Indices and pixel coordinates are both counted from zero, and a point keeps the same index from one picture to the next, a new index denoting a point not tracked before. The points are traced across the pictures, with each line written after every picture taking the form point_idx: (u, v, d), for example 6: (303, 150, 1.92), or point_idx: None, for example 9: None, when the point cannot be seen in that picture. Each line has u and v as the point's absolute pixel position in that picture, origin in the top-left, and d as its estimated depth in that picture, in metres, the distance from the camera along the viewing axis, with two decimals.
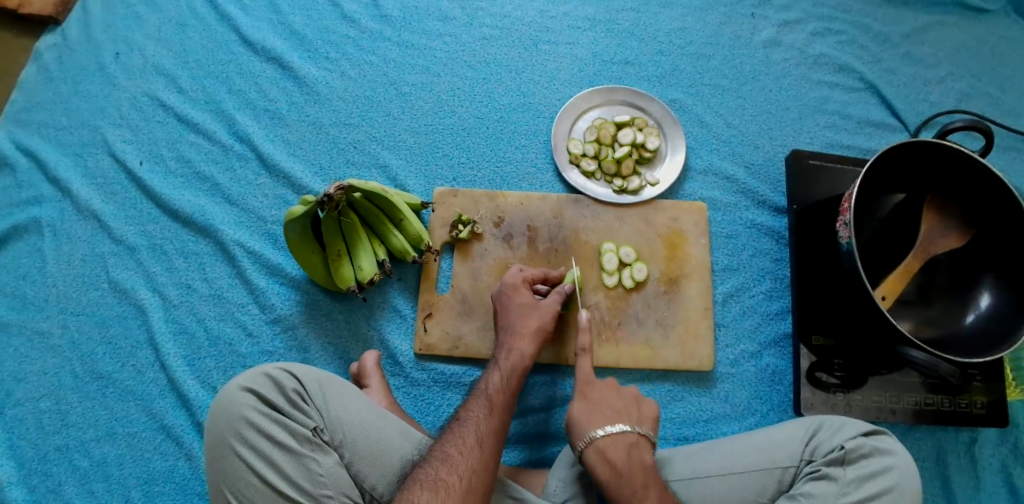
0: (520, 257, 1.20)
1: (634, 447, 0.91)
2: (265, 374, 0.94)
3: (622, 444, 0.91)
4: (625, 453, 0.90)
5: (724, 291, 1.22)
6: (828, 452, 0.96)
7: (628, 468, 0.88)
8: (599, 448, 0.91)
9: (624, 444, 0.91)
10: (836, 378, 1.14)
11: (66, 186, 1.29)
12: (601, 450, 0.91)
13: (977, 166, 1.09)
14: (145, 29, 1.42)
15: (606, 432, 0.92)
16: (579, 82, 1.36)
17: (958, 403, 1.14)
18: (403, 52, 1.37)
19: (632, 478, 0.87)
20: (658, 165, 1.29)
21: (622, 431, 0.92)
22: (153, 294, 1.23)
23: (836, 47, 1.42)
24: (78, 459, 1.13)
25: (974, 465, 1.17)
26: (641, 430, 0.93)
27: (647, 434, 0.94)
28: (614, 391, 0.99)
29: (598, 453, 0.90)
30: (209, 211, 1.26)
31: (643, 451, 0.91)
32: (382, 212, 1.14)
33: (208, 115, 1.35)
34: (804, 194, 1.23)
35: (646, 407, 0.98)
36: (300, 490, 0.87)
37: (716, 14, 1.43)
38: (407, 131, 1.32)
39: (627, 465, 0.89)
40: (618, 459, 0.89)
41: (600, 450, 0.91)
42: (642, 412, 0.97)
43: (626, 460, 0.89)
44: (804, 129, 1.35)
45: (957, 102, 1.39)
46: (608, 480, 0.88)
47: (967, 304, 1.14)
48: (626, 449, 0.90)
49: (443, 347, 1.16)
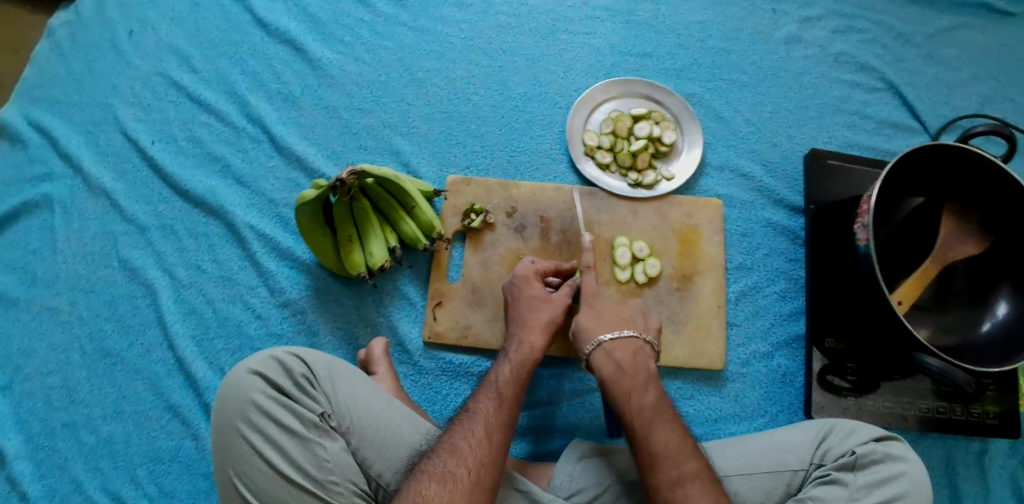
0: (532, 248, 1.19)
1: (639, 353, 0.98)
2: (274, 358, 0.93)
3: (628, 349, 0.98)
4: (631, 355, 0.97)
5: (737, 289, 1.21)
6: (838, 457, 0.95)
7: (631, 368, 0.96)
8: (606, 350, 0.98)
9: (629, 349, 0.97)
10: (848, 382, 1.13)
11: (79, 164, 1.29)
12: (607, 351, 0.98)
13: (999, 172, 1.06)
14: (160, 7, 1.41)
15: (613, 336, 0.98)
16: (596, 73, 1.35)
17: (970, 413, 1.13)
18: (418, 37, 1.36)
19: (635, 377, 0.94)
20: (674, 159, 1.27)
21: (628, 337, 0.99)
22: (163, 274, 1.22)
23: (858, 45, 1.40)
24: (84, 437, 1.13)
25: (983, 475, 1.16)
26: (646, 338, 1.00)
27: (652, 342, 1.01)
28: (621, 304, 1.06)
29: (605, 354, 0.97)
30: (221, 193, 1.26)
31: (647, 357, 0.97)
32: (394, 198, 1.13)
33: (221, 96, 1.34)
34: (821, 195, 1.22)
35: (650, 322, 1.04)
36: (306, 475, 0.87)
37: (737, 8, 1.41)
38: (421, 118, 1.30)
39: (631, 365, 0.96)
40: (624, 360, 0.96)
41: (607, 351, 0.98)
42: (648, 323, 1.04)
43: (631, 362, 0.96)
44: (823, 128, 1.33)
45: (980, 105, 1.37)
46: (612, 376, 0.95)
47: (983, 312, 1.12)
48: (632, 352, 0.97)
49: (452, 336, 1.15)
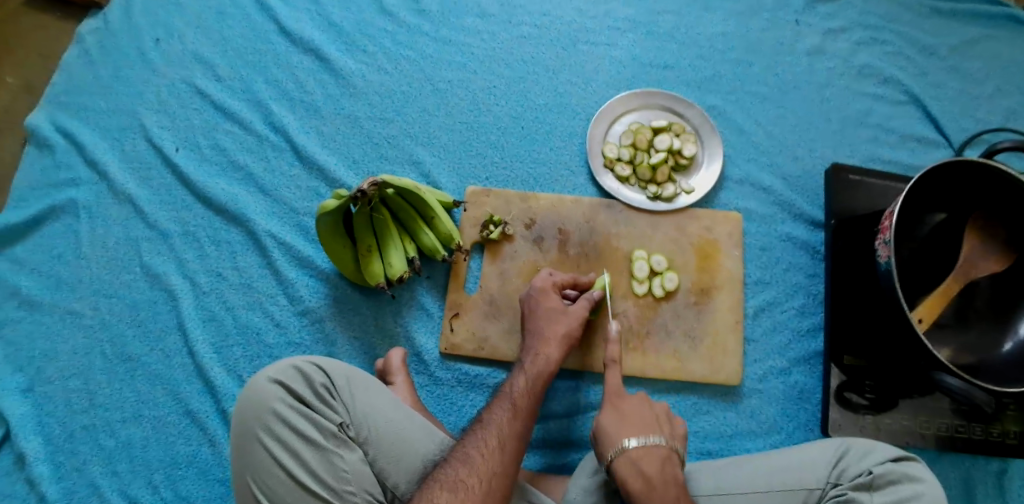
0: (550, 260, 1.19)
1: (666, 462, 0.89)
2: (293, 367, 0.94)
3: (655, 457, 0.89)
4: (660, 467, 0.88)
5: (755, 305, 1.20)
6: (854, 477, 0.95)
7: (661, 481, 0.87)
8: (631, 458, 0.89)
9: (657, 459, 0.89)
10: (865, 399, 1.12)
11: (102, 169, 1.30)
12: (632, 461, 0.89)
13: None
14: (185, 14, 1.42)
15: (640, 444, 0.90)
16: (617, 85, 1.34)
17: (990, 433, 1.11)
18: (440, 47, 1.36)
19: (665, 493, 0.86)
20: (694, 173, 1.27)
21: (655, 444, 0.90)
22: (185, 280, 1.24)
23: (882, 58, 1.38)
24: (105, 439, 1.15)
25: (1002, 496, 1.15)
26: (674, 444, 0.92)
27: (677, 448, 0.92)
28: (645, 404, 0.97)
29: (632, 466, 0.88)
30: (242, 200, 1.27)
31: (675, 467, 0.89)
32: (413, 209, 1.14)
33: (244, 104, 1.35)
34: (842, 209, 1.21)
35: (673, 424, 0.96)
36: (323, 485, 0.88)
37: (760, 20, 1.40)
38: (441, 128, 1.31)
39: (660, 478, 0.87)
40: (652, 472, 0.88)
41: (632, 461, 0.89)
42: (674, 426, 0.96)
43: (660, 476, 0.87)
44: (844, 142, 1.32)
45: (1005, 120, 1.35)
46: (641, 492, 0.86)
47: (1006, 330, 1.11)
48: (659, 463, 0.89)
49: (469, 347, 1.16)
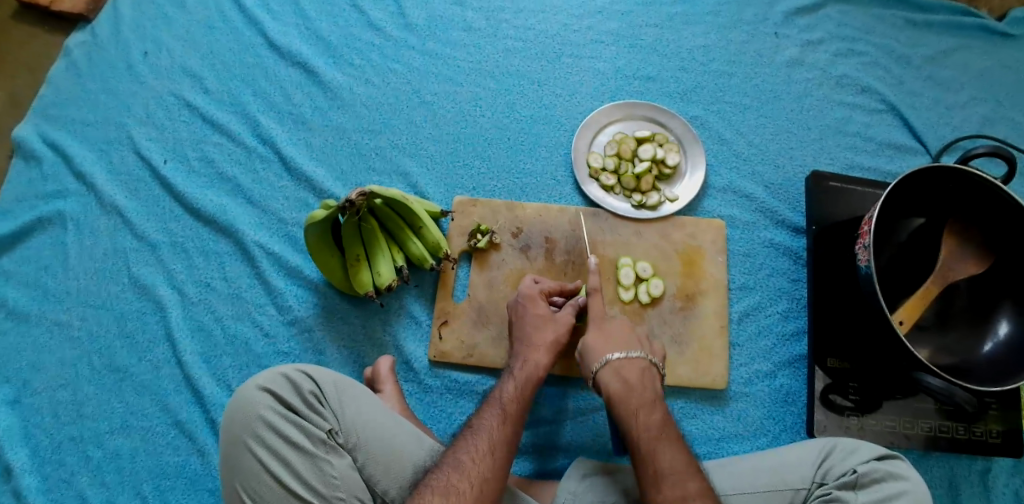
0: (537, 268, 1.20)
1: (646, 373, 0.99)
2: (283, 374, 0.95)
3: (636, 367, 0.98)
4: (639, 375, 0.97)
5: (740, 310, 1.22)
6: (839, 476, 0.96)
7: (639, 386, 0.96)
8: (614, 368, 0.98)
9: (637, 367, 0.98)
10: (850, 401, 1.13)
11: (91, 181, 1.31)
12: (615, 369, 0.98)
13: (999, 194, 1.09)
14: (174, 29, 1.44)
15: (621, 356, 0.99)
16: (601, 96, 1.37)
17: (973, 432, 1.14)
18: (427, 61, 1.39)
19: (642, 397, 0.95)
20: (677, 181, 1.29)
21: (636, 357, 1.00)
22: (173, 291, 1.24)
23: (858, 68, 1.42)
24: (91, 451, 1.15)
25: (987, 494, 1.16)
26: (652, 359, 1.01)
27: (658, 363, 1.02)
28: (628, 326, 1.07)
29: (613, 371, 0.98)
30: (231, 211, 1.28)
31: (654, 377, 0.98)
32: (401, 218, 1.15)
33: (233, 117, 1.37)
34: (824, 216, 1.23)
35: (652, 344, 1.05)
36: (313, 490, 0.88)
37: (739, 32, 1.43)
38: (429, 140, 1.33)
39: (639, 383, 0.96)
40: (632, 378, 0.97)
41: (614, 369, 0.98)
42: (653, 347, 1.06)
43: (639, 381, 0.97)
44: (824, 150, 1.35)
45: (981, 126, 1.38)
46: (618, 392, 0.96)
47: (985, 331, 1.13)
48: (639, 371, 0.98)
49: (457, 355, 1.16)
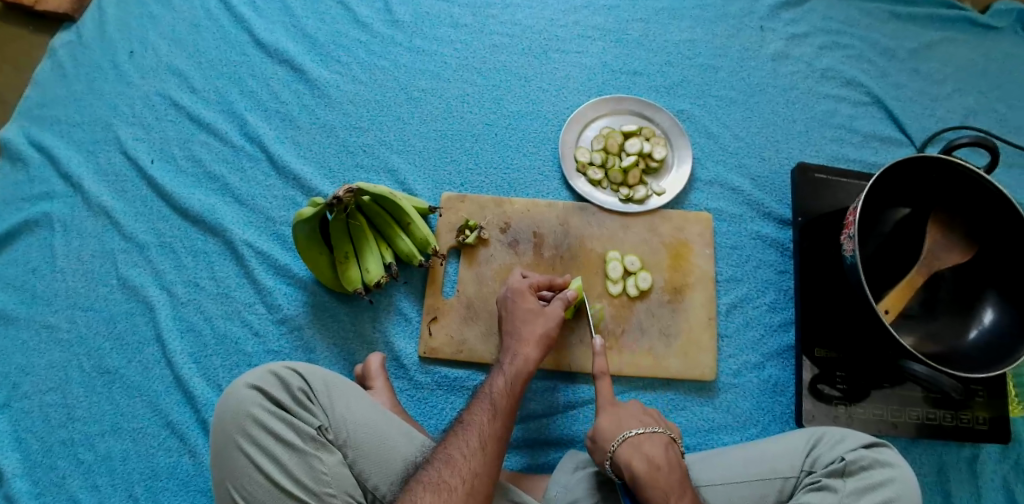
0: (526, 263, 1.21)
1: (668, 449, 0.93)
2: (272, 372, 0.95)
3: (656, 443, 0.93)
4: (664, 451, 0.92)
5: (728, 301, 1.23)
6: (827, 464, 0.97)
7: (665, 464, 0.90)
8: (634, 444, 0.92)
9: (658, 443, 0.93)
10: (838, 390, 1.14)
11: (78, 182, 1.31)
12: (636, 446, 0.92)
13: (982, 183, 1.10)
14: (160, 29, 1.44)
15: (642, 433, 0.94)
16: (588, 91, 1.37)
17: (960, 419, 1.15)
18: (413, 57, 1.39)
19: (669, 475, 0.89)
20: (665, 175, 1.30)
21: (655, 433, 0.95)
22: (162, 291, 1.24)
23: (844, 61, 1.43)
24: (82, 453, 1.14)
25: (974, 480, 1.18)
26: (672, 434, 0.96)
27: (676, 439, 0.97)
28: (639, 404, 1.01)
29: (635, 448, 0.92)
30: (219, 211, 1.28)
31: (676, 454, 0.93)
32: (390, 215, 1.15)
33: (220, 116, 1.36)
34: (809, 207, 1.24)
35: (667, 420, 1.00)
36: (303, 487, 0.88)
37: (725, 26, 1.44)
38: (416, 136, 1.33)
39: (665, 461, 0.91)
40: (655, 454, 0.91)
41: (635, 445, 0.92)
42: (668, 422, 1.00)
43: (663, 458, 0.91)
44: (809, 142, 1.36)
45: (964, 117, 1.40)
46: (645, 474, 0.89)
47: (970, 319, 1.14)
48: (662, 447, 0.93)
49: (447, 351, 1.17)
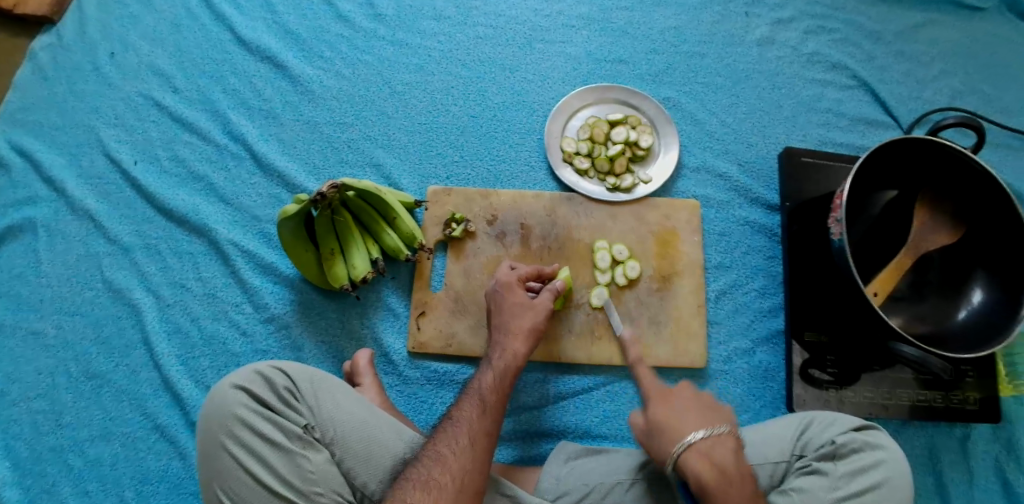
0: (513, 254, 1.20)
1: (736, 454, 0.86)
2: (257, 372, 0.94)
3: (726, 449, 0.85)
4: (733, 457, 0.85)
5: (717, 288, 1.23)
6: (818, 447, 0.97)
7: (736, 471, 0.83)
8: (701, 451, 0.85)
9: (728, 450, 0.85)
10: (829, 374, 1.14)
11: (61, 186, 1.29)
12: (703, 453, 0.85)
13: (968, 163, 1.10)
14: (141, 29, 1.42)
15: (707, 435, 0.86)
16: (573, 81, 1.37)
17: (952, 399, 1.15)
18: (397, 51, 1.38)
19: (740, 483, 0.82)
20: (652, 163, 1.29)
21: (722, 434, 0.87)
22: (148, 294, 1.23)
23: (830, 45, 1.42)
24: (72, 459, 1.13)
25: (967, 461, 1.18)
26: (737, 433, 0.89)
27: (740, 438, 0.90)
28: (694, 395, 0.94)
29: (702, 453, 0.84)
30: (204, 211, 1.27)
31: (744, 459, 0.86)
32: (375, 210, 1.14)
33: (203, 114, 1.35)
34: (796, 192, 1.24)
35: (729, 414, 0.93)
36: (290, 487, 0.88)
37: (710, 13, 1.43)
38: (401, 130, 1.32)
39: (735, 469, 0.84)
40: (725, 461, 0.84)
41: (703, 453, 0.85)
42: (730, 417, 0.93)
43: (735, 466, 0.84)
44: (796, 127, 1.36)
45: (951, 99, 1.39)
46: (715, 482, 0.82)
47: (959, 300, 1.14)
48: (732, 454, 0.85)
49: (436, 345, 1.16)
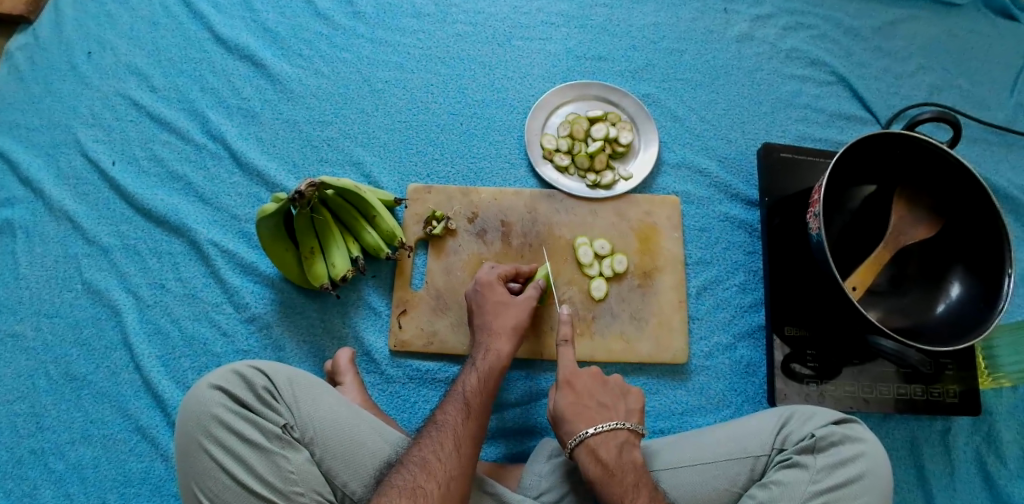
0: (494, 253, 1.20)
1: (624, 448, 0.93)
2: (233, 371, 0.92)
3: (613, 444, 0.92)
4: (618, 452, 0.92)
5: (698, 284, 1.23)
6: (798, 441, 0.97)
7: (618, 466, 0.90)
8: (590, 448, 0.92)
9: (614, 445, 0.92)
10: (810, 368, 1.15)
11: (39, 187, 1.28)
12: (592, 449, 0.92)
13: (944, 156, 1.11)
14: (118, 28, 1.41)
15: (598, 430, 0.93)
16: (553, 78, 1.37)
17: (931, 392, 1.16)
18: (376, 49, 1.37)
19: (625, 477, 0.89)
20: (632, 159, 1.29)
21: (611, 430, 0.93)
22: (127, 295, 1.22)
23: (808, 41, 1.43)
24: (53, 462, 1.12)
25: (947, 453, 1.19)
26: (629, 424, 0.95)
27: (635, 426, 0.96)
28: (599, 384, 1.00)
29: (589, 451, 0.92)
30: (184, 211, 1.26)
31: (632, 451, 0.93)
32: (355, 209, 1.14)
33: (181, 114, 1.34)
34: (776, 187, 1.24)
35: (629, 404, 0.99)
36: (270, 487, 0.86)
37: (689, 10, 1.44)
38: (380, 128, 1.32)
39: (617, 465, 0.90)
40: (608, 454, 0.91)
41: (591, 449, 0.92)
42: (629, 403, 0.99)
43: (618, 462, 0.91)
44: (776, 123, 1.36)
45: (929, 94, 1.41)
46: (599, 478, 0.89)
47: (938, 294, 1.15)
48: (617, 449, 0.92)
49: (418, 343, 1.16)
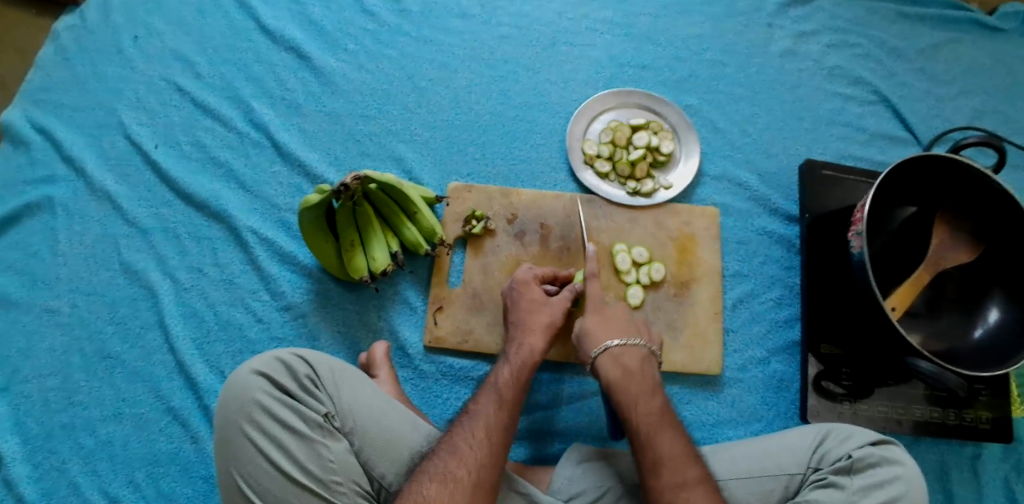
0: (532, 254, 1.20)
1: (645, 362, 0.98)
2: (277, 359, 0.93)
3: (635, 355, 0.98)
4: (639, 362, 0.97)
5: (733, 296, 1.23)
6: (834, 461, 0.96)
7: (637, 372, 0.96)
8: (614, 355, 0.97)
9: (636, 355, 0.98)
10: (843, 387, 1.14)
11: (81, 166, 1.30)
12: (614, 357, 0.97)
13: (991, 184, 1.08)
14: (166, 14, 1.43)
15: (621, 343, 0.98)
16: (596, 84, 1.37)
17: (963, 418, 1.14)
18: (422, 47, 1.38)
19: (642, 384, 0.95)
20: (672, 169, 1.30)
21: (634, 346, 0.99)
22: (164, 277, 1.23)
23: (851, 59, 1.43)
24: (82, 439, 1.13)
25: (977, 480, 1.17)
26: (651, 347, 1.01)
27: (655, 350, 1.02)
28: (625, 313, 1.05)
29: (611, 357, 0.97)
30: (224, 197, 1.27)
31: (653, 366, 0.98)
32: (397, 204, 1.15)
33: (225, 102, 1.36)
34: (816, 204, 1.24)
35: (652, 333, 1.05)
36: (310, 475, 0.86)
37: (733, 23, 1.44)
38: (423, 126, 1.32)
39: (638, 371, 0.96)
40: (632, 366, 0.97)
41: (614, 357, 0.97)
42: (650, 333, 1.05)
43: (638, 370, 0.96)
44: (816, 139, 1.36)
45: (970, 118, 1.40)
46: (618, 380, 0.95)
47: (975, 319, 1.14)
48: (639, 360, 0.97)
49: (452, 340, 1.16)
